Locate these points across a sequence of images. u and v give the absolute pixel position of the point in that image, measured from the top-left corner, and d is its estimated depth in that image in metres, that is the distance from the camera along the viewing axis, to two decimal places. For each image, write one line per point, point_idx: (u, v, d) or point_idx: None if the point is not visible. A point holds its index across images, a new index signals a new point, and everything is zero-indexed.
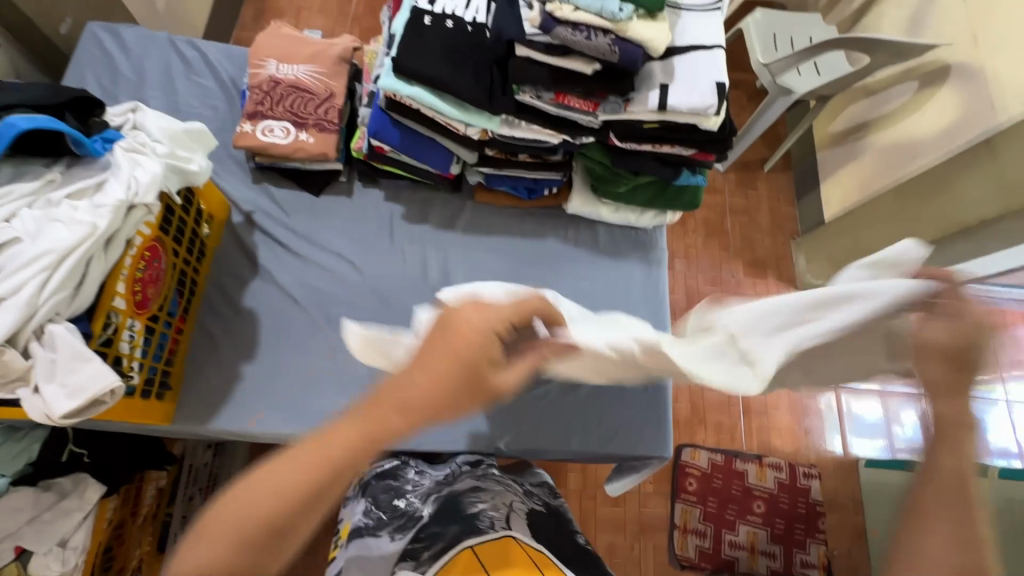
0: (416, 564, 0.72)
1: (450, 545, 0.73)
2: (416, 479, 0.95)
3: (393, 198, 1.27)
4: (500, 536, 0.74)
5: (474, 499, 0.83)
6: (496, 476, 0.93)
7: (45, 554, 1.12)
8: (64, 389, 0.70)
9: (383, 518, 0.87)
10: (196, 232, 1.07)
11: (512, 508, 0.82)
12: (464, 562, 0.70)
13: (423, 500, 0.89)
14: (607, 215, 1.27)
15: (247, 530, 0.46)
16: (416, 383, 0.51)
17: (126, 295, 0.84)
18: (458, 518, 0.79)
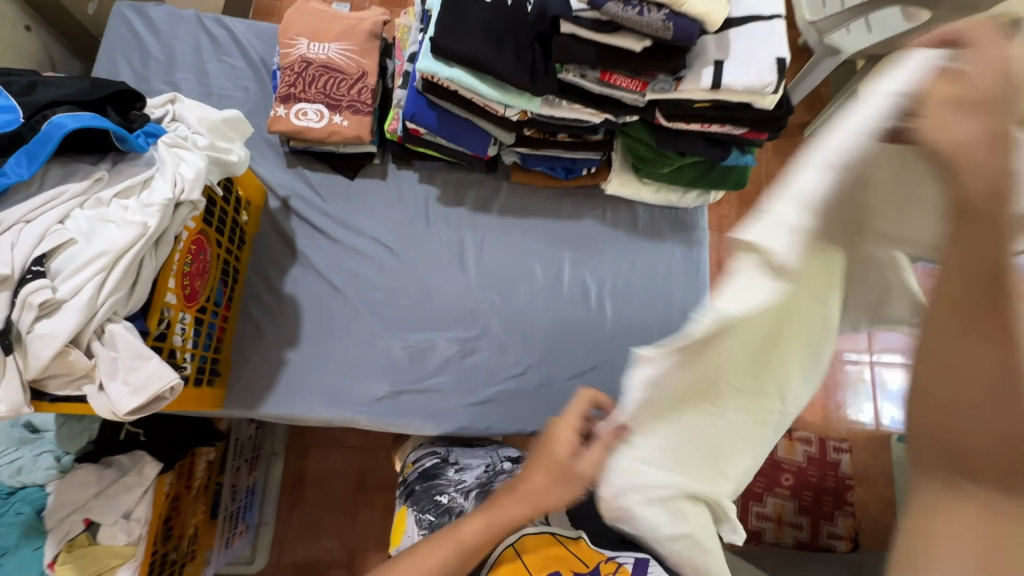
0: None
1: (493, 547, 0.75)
2: (457, 478, 0.96)
3: (427, 180, 1.24)
4: (541, 532, 0.76)
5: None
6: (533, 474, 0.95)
7: (113, 525, 1.20)
8: (128, 386, 0.72)
9: (433, 520, 0.87)
10: (235, 221, 1.07)
11: (550, 503, 0.84)
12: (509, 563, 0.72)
13: (465, 495, 0.90)
14: (648, 196, 1.22)
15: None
16: (526, 487, 0.66)
17: (177, 289, 0.85)
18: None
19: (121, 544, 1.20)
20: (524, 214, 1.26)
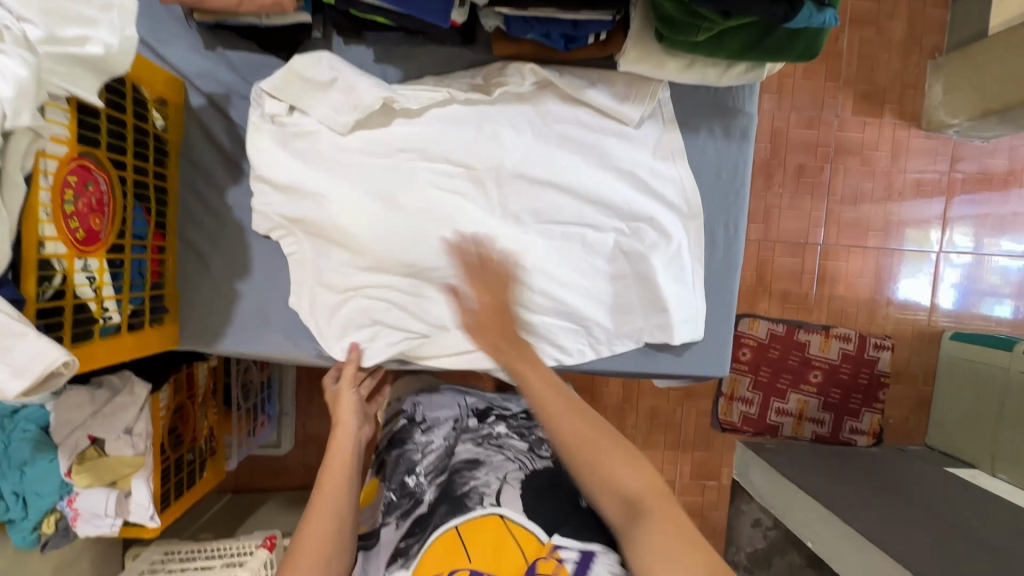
0: (406, 557, 0.71)
1: (433, 527, 0.71)
2: (423, 441, 0.93)
3: (384, 59, 0.96)
4: (483, 517, 0.69)
5: (467, 475, 0.76)
6: (498, 435, 0.87)
7: (117, 440, 1.22)
8: (8, 368, 0.61)
9: (393, 501, 0.85)
10: (144, 130, 0.86)
11: (507, 479, 0.74)
12: (446, 545, 0.68)
13: (427, 473, 0.84)
14: (673, 74, 0.89)
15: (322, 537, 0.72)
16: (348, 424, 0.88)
17: (62, 235, 0.69)
18: (448, 496, 0.74)
19: (130, 456, 1.24)
20: (505, 107, 0.96)
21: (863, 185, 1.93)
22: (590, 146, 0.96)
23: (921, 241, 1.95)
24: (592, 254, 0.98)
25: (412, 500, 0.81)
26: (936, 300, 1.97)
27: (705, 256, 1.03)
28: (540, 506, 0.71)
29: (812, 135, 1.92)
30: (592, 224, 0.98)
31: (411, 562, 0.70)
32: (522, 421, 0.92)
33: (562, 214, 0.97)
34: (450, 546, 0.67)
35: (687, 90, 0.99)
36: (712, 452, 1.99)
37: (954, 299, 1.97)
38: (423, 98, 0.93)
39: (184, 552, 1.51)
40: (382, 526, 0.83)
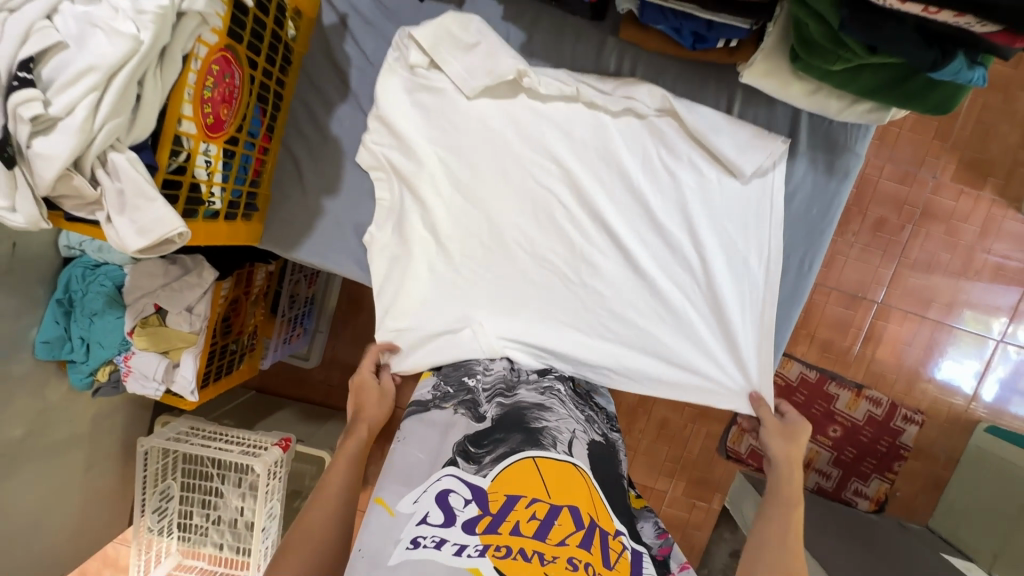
0: (478, 467, 0.70)
1: (510, 450, 0.72)
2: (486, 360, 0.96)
3: (511, 18, 0.98)
4: (562, 458, 0.72)
5: (538, 415, 0.80)
6: (561, 391, 0.90)
7: (178, 315, 1.32)
8: (134, 225, 0.68)
9: (448, 393, 0.86)
10: (279, 37, 0.91)
11: (574, 434, 0.79)
12: (525, 470, 0.69)
13: (488, 392, 0.86)
14: (792, 98, 0.88)
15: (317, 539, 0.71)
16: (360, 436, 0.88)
17: (196, 118, 0.75)
18: (523, 426, 0.76)
19: (186, 332, 1.35)
20: (614, 91, 0.97)
21: (940, 254, 1.86)
22: (688, 176, 0.99)
23: (977, 326, 1.88)
24: (648, 257, 1.00)
25: (474, 410, 0.81)
26: (975, 388, 1.90)
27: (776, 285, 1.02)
28: (600, 472, 0.76)
29: (903, 191, 1.84)
30: (667, 270, 1.00)
31: (484, 474, 0.69)
32: (576, 390, 0.95)
33: (642, 243, 1.00)
34: (529, 472, 0.68)
35: (801, 116, 0.97)
36: (710, 475, 2.03)
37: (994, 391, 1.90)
38: (554, 86, 0.96)
39: (207, 432, 1.63)
40: (435, 407, 0.83)
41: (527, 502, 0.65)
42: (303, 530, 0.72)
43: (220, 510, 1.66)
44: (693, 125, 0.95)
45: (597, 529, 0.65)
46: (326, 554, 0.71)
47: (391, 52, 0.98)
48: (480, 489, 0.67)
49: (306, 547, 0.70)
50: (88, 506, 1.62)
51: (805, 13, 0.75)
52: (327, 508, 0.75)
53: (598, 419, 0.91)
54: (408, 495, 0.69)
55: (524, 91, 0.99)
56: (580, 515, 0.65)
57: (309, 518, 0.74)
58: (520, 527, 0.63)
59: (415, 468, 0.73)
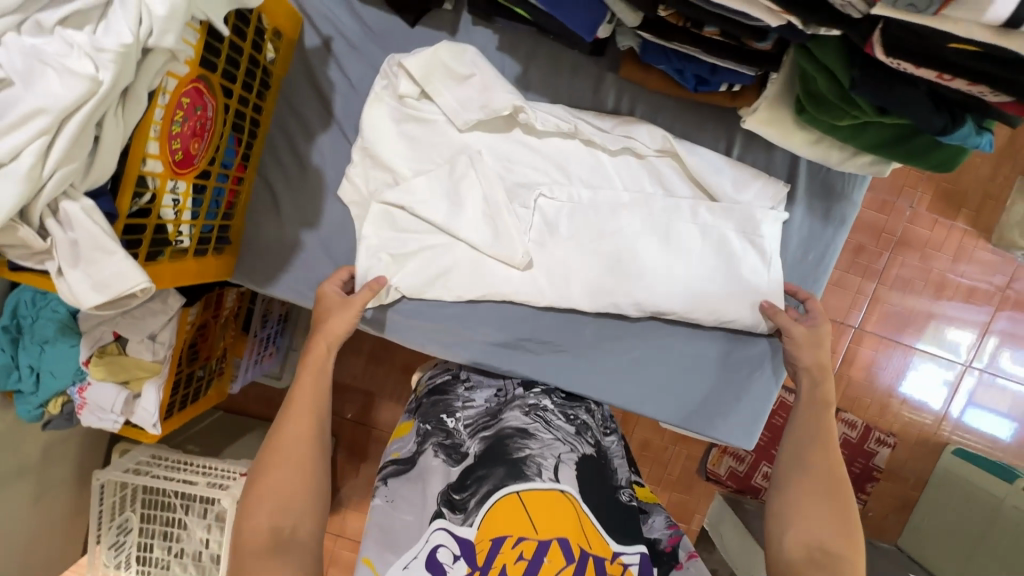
0: (464, 518, 0.71)
1: (494, 489, 0.73)
2: (465, 395, 0.94)
3: (507, 49, 0.94)
4: (547, 488, 0.73)
5: (522, 443, 0.80)
6: (547, 410, 0.91)
7: (139, 344, 1.23)
8: (90, 279, 0.61)
9: (428, 431, 0.86)
10: (257, 61, 0.84)
11: (561, 459, 0.79)
12: (508, 509, 0.70)
13: (469, 427, 0.86)
14: (796, 145, 0.86)
15: (296, 486, 0.73)
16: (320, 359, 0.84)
17: (162, 155, 0.68)
18: (504, 461, 0.76)
19: (148, 361, 1.25)
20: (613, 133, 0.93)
21: (914, 280, 1.91)
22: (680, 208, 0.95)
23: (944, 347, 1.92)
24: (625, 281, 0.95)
25: (455, 453, 0.81)
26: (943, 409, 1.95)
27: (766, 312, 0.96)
28: (590, 492, 0.77)
29: (881, 219, 1.88)
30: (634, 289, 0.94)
31: (472, 524, 0.70)
32: (564, 401, 0.97)
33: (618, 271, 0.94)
34: (514, 510, 0.70)
35: (800, 163, 0.95)
36: (690, 497, 2.04)
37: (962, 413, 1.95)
38: (551, 123, 0.92)
39: (170, 462, 1.54)
40: (419, 454, 0.82)
41: (514, 541, 0.67)
42: (274, 475, 0.73)
43: (182, 543, 1.56)
44: (693, 167, 0.92)
45: (590, 558, 0.68)
46: (303, 482, 0.73)
47: (379, 79, 0.92)
48: (468, 543, 0.69)
49: (282, 477, 0.73)
50: (37, 540, 1.50)
51: (813, 67, 0.73)
52: (298, 435, 0.76)
53: (591, 425, 0.94)
54: (396, 561, 0.70)
55: (519, 125, 0.95)
56: (570, 548, 0.68)
57: (281, 445, 0.75)
58: (509, 570, 0.66)
59: (401, 526, 0.74)
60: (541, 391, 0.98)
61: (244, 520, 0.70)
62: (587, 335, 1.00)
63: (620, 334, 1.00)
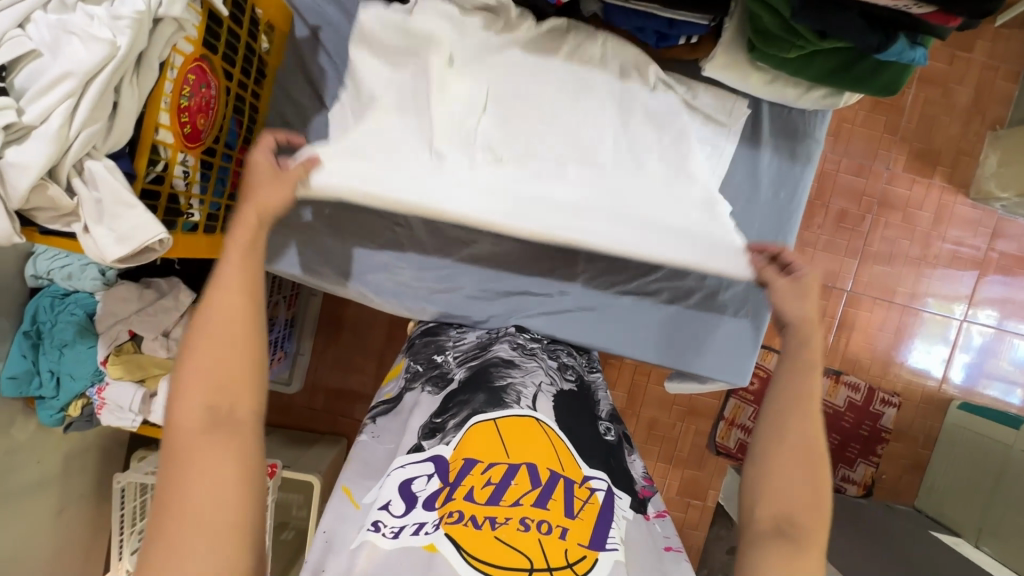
0: (442, 437, 0.80)
1: (472, 412, 0.82)
2: (458, 335, 1.06)
3: None
4: (524, 415, 0.81)
5: (505, 372, 0.90)
6: (533, 348, 1.00)
7: (153, 340, 1.28)
8: (113, 233, 0.67)
9: (419, 371, 0.98)
10: (254, 50, 0.93)
11: (540, 390, 0.88)
12: (483, 434, 0.77)
13: (458, 360, 0.97)
14: (754, 87, 0.93)
15: (231, 375, 0.63)
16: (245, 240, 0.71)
17: (172, 126, 0.75)
18: (484, 389, 0.87)
19: (162, 358, 1.31)
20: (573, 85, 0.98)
21: (900, 241, 1.96)
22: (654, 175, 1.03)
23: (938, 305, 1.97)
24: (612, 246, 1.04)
25: (439, 382, 0.93)
26: (946, 370, 1.98)
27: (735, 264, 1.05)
28: (567, 422, 0.85)
29: (861, 183, 1.94)
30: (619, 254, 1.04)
31: (446, 442, 0.79)
32: (551, 342, 1.05)
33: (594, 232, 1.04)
34: (488, 434, 0.77)
35: (763, 108, 1.02)
36: (703, 473, 2.04)
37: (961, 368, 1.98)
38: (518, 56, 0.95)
39: None
40: (406, 390, 0.95)
41: (484, 467, 0.72)
42: (202, 365, 0.62)
43: None
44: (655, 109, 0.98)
45: (559, 480, 0.72)
46: (241, 354, 0.64)
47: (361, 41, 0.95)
48: (444, 465, 0.76)
49: (214, 355, 0.62)
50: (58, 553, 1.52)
51: (758, 7, 0.81)
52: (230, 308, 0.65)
53: (575, 364, 1.03)
54: (368, 492, 0.79)
55: None
56: (537, 473, 0.72)
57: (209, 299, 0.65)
58: (475, 492, 0.70)
59: (383, 460, 0.84)
60: (531, 334, 1.04)
61: (174, 402, 0.60)
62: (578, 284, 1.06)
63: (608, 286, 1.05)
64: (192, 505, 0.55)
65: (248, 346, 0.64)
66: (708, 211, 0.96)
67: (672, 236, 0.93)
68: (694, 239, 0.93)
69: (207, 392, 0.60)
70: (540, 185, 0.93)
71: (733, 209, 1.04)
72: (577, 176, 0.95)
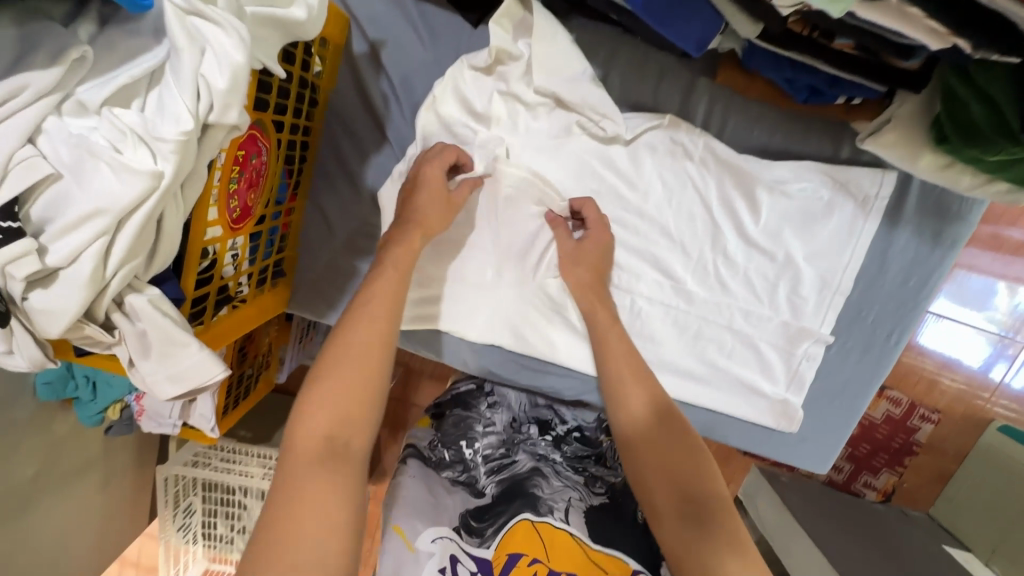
0: (480, 541, 0.73)
1: (506, 515, 0.75)
2: (486, 416, 0.95)
3: (584, 52, 0.80)
4: (559, 527, 0.73)
5: (538, 483, 0.81)
6: (558, 461, 0.89)
7: None
8: (164, 370, 0.56)
9: (444, 459, 0.87)
10: (305, 81, 0.74)
11: (572, 503, 0.78)
12: (523, 533, 0.72)
13: (484, 459, 0.87)
14: (921, 171, 0.75)
15: (361, 401, 0.59)
16: (384, 279, 0.68)
17: (222, 219, 0.61)
18: (522, 492, 0.78)
19: None
20: (669, 166, 0.85)
21: (999, 231, 1.42)
22: (751, 264, 0.89)
23: (990, 291, 1.45)
24: (697, 339, 0.92)
25: (472, 488, 0.82)
26: (982, 369, 1.48)
27: (835, 359, 0.93)
28: (610, 532, 0.76)
29: None
30: (703, 344, 0.93)
31: (487, 546, 0.72)
32: (575, 451, 0.93)
33: (677, 315, 0.91)
34: (527, 536, 0.72)
35: (912, 178, 0.85)
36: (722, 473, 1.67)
37: (1005, 373, 1.48)
38: (612, 130, 0.81)
39: (228, 450, 1.41)
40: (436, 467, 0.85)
41: (528, 562, 0.70)
42: (330, 385, 0.58)
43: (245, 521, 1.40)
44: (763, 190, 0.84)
45: None
46: (372, 383, 0.60)
47: (440, 82, 0.79)
48: (484, 560, 0.71)
49: (342, 379, 0.59)
50: (104, 539, 1.33)
51: (967, 92, 0.63)
52: (368, 335, 0.63)
53: (604, 473, 0.88)
54: (424, 531, 0.72)
55: (602, 138, 0.84)
56: None
57: (352, 326, 0.63)
58: None
59: (422, 497, 0.77)
60: (554, 438, 0.95)
61: (296, 421, 0.57)
62: (665, 356, 0.93)
63: (695, 370, 0.94)
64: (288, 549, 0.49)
65: (375, 382, 0.61)
66: (779, 345, 0.92)
67: (720, 376, 0.94)
68: (743, 384, 0.94)
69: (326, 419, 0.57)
70: None
71: (851, 293, 0.90)
72: (642, 312, 0.91)
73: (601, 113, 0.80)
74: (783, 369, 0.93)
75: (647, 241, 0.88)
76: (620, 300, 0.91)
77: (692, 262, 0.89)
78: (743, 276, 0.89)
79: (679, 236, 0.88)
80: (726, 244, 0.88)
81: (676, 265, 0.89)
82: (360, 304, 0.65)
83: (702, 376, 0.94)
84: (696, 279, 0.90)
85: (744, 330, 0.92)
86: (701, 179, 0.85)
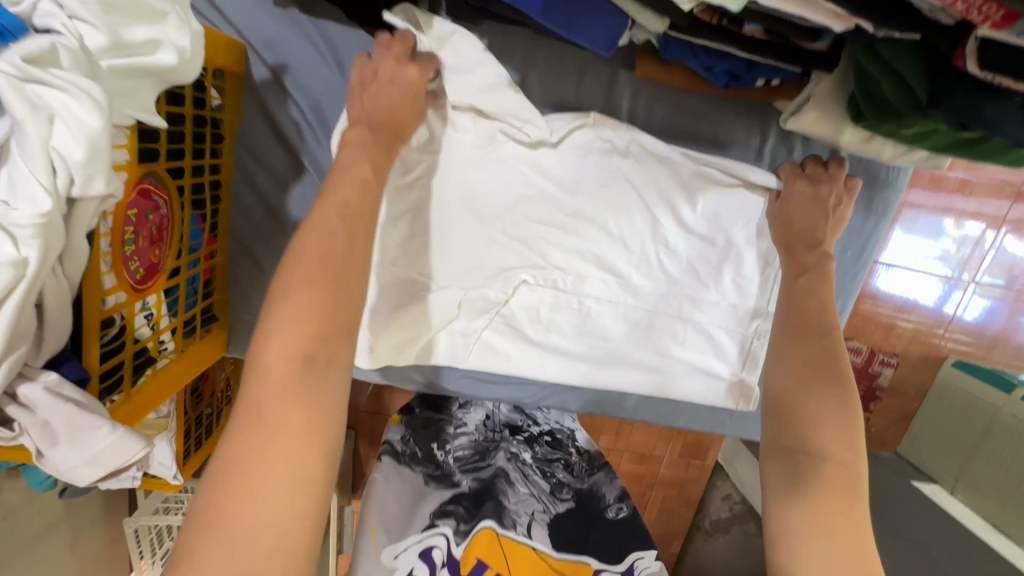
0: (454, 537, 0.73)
1: (473, 521, 0.75)
2: (458, 418, 0.97)
3: (498, 56, 0.77)
4: (520, 540, 0.75)
5: (506, 488, 0.82)
6: (528, 461, 0.90)
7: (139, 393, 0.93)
8: (78, 457, 0.53)
9: (418, 453, 0.85)
10: (203, 118, 0.70)
11: (535, 516, 0.79)
12: (487, 544, 0.73)
13: (460, 463, 0.86)
14: (846, 143, 0.75)
15: (337, 317, 0.52)
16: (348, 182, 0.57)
17: (122, 283, 0.57)
18: (491, 496, 0.79)
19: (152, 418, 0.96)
20: (601, 165, 0.83)
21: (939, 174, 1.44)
22: (692, 251, 0.89)
23: (940, 229, 1.46)
24: (649, 330, 0.92)
25: (446, 480, 0.81)
26: (940, 308, 1.52)
27: None
28: (573, 535, 0.79)
29: None
30: (655, 335, 0.92)
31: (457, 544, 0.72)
32: (546, 453, 0.95)
33: (626, 308, 0.90)
34: (490, 549, 0.72)
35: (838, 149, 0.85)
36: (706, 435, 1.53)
37: (956, 308, 1.52)
38: (536, 134, 0.79)
39: None
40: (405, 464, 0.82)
41: None
42: (297, 300, 0.51)
43: None
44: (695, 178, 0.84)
45: None
46: (347, 292, 0.53)
47: None
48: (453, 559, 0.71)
49: (311, 303, 0.51)
50: None
51: (878, 69, 0.62)
52: (340, 240, 0.54)
53: (570, 480, 0.90)
54: (390, 547, 0.69)
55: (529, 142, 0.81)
56: None
57: (326, 223, 0.54)
58: None
59: (395, 508, 0.74)
60: (525, 438, 0.97)
61: (263, 338, 0.50)
62: (618, 349, 0.93)
63: (651, 361, 0.94)
64: (243, 513, 0.44)
65: (353, 293, 0.53)
66: (730, 328, 0.93)
67: (675, 364, 0.94)
68: (699, 368, 0.95)
69: (302, 333, 0.50)
70: (541, 329, 0.91)
71: None
72: (591, 311, 0.90)
73: (522, 118, 0.77)
74: (736, 351, 0.94)
75: (589, 239, 0.87)
76: (567, 300, 0.89)
77: (636, 256, 0.88)
78: (687, 264, 0.89)
79: (621, 231, 0.87)
80: (666, 236, 0.87)
81: (622, 259, 0.88)
82: (320, 220, 0.55)
83: (655, 365, 0.94)
84: (641, 272, 0.89)
85: (695, 318, 0.92)
86: (635, 174, 0.84)
